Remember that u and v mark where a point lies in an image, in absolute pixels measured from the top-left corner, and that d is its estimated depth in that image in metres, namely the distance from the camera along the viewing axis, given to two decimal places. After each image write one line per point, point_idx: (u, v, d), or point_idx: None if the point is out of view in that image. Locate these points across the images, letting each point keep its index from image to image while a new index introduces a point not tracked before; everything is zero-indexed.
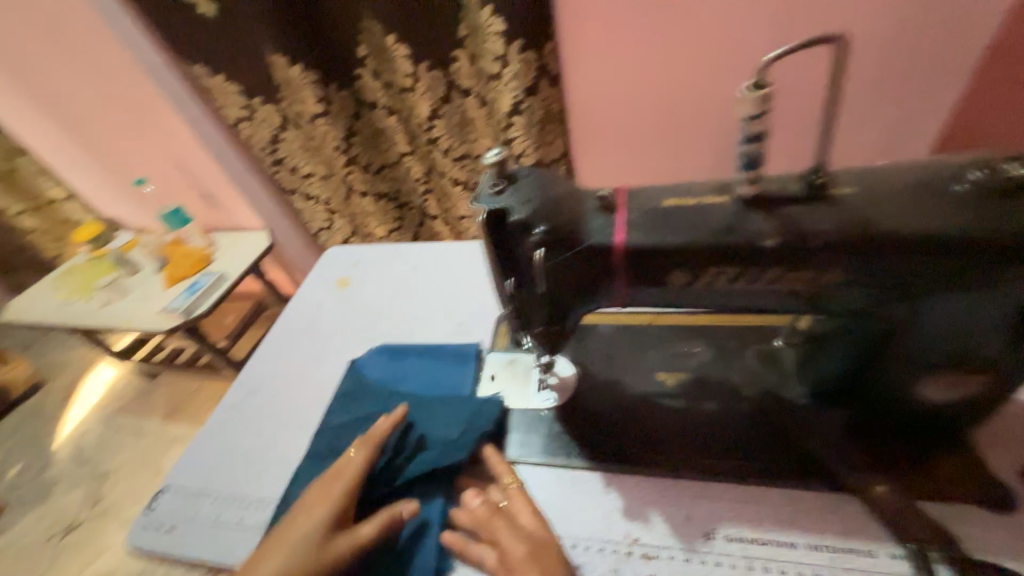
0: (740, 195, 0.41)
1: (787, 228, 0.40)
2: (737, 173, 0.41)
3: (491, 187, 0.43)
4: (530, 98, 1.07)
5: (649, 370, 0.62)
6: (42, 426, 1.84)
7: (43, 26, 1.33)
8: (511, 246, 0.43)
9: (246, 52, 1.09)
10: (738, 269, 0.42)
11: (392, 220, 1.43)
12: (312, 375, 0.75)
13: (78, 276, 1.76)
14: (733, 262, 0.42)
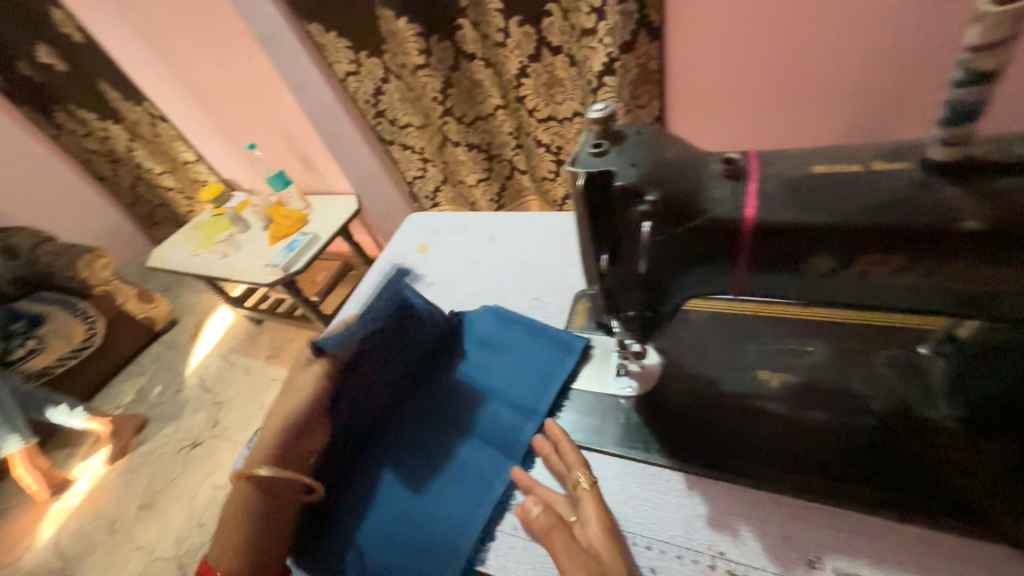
0: (928, 159, 0.32)
1: (996, 207, 0.31)
2: (931, 131, 0.32)
3: (592, 146, 0.38)
4: (625, 56, 1.02)
5: (745, 368, 0.54)
6: (175, 356, 2.17)
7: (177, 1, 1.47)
8: (612, 218, 0.38)
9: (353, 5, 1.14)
10: (891, 257, 0.35)
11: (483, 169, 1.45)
12: None
13: (205, 229, 2.03)
14: (902, 248, 0.34)
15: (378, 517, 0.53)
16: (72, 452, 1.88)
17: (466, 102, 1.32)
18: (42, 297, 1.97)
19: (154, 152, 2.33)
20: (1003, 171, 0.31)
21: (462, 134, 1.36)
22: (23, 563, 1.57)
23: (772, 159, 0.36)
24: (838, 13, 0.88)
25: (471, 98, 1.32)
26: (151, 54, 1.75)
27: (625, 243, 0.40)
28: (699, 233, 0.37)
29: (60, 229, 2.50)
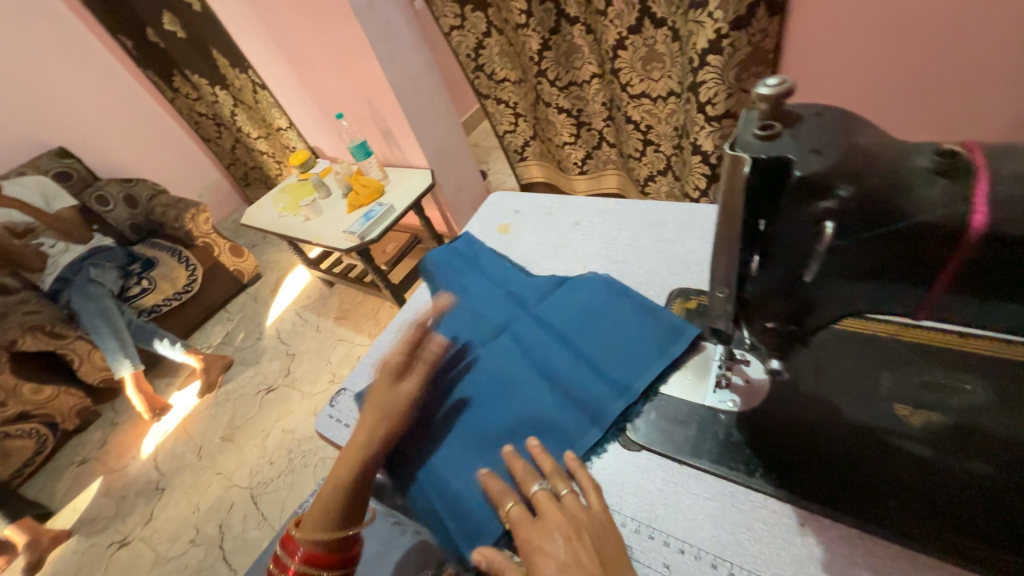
0: None
1: None
2: None
3: (758, 128, 0.31)
4: (737, 31, 0.91)
5: (878, 399, 0.46)
6: (257, 308, 2.37)
7: None
8: (774, 215, 0.32)
9: None
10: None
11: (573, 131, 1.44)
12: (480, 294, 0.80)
13: (290, 193, 2.14)
14: None
15: (461, 443, 0.57)
16: (170, 381, 2.13)
17: (561, 65, 1.29)
18: (155, 244, 2.25)
19: (249, 118, 2.48)
20: None
21: (553, 96, 1.37)
22: (129, 471, 1.81)
23: (1008, 156, 0.29)
24: None
25: (567, 62, 1.28)
26: (256, 23, 1.85)
27: (784, 243, 0.34)
28: (896, 239, 0.31)
29: (172, 183, 2.79)
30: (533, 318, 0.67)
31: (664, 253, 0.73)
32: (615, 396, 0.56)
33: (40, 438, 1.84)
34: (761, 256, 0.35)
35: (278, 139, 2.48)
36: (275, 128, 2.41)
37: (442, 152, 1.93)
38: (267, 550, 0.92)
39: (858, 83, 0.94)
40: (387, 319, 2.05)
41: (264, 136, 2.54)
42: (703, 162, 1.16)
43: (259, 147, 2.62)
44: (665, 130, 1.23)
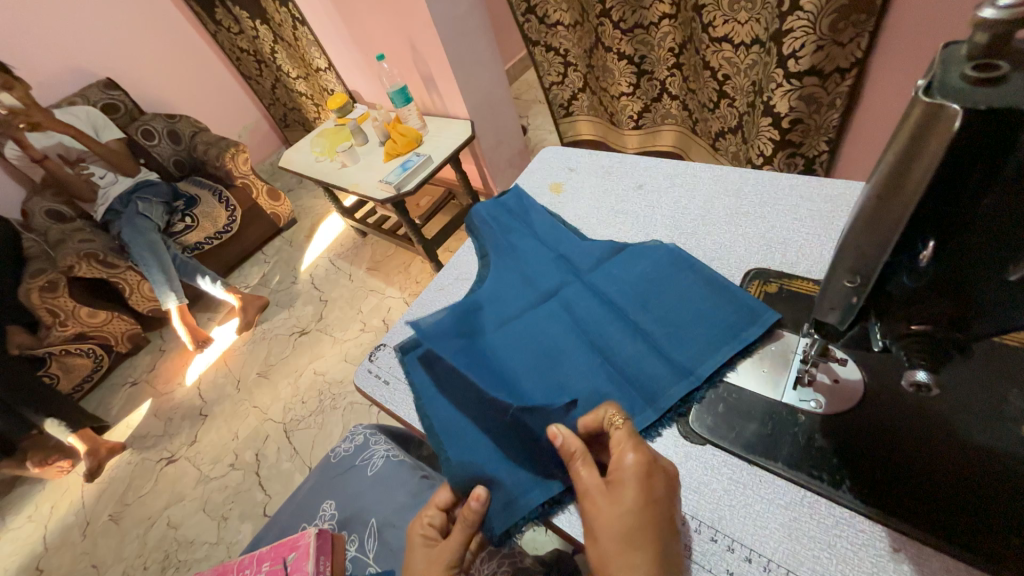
0: None
1: None
2: None
3: (968, 73, 0.22)
4: None
5: (1004, 419, 0.40)
6: (293, 252, 2.40)
7: None
8: (969, 193, 0.24)
9: None
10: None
11: (630, 83, 1.33)
12: None
13: (328, 137, 2.08)
14: None
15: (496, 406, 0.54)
16: (211, 316, 2.22)
17: (628, 4, 1.17)
18: (197, 181, 2.28)
19: (287, 56, 2.39)
20: None
21: (615, 40, 1.25)
22: (175, 396, 1.93)
23: None
24: None
25: (635, 0, 1.16)
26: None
27: (973, 229, 0.26)
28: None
29: (213, 121, 2.79)
30: (587, 286, 0.61)
31: (739, 225, 0.65)
32: (675, 379, 0.50)
33: (95, 358, 1.97)
34: (938, 243, 0.27)
35: (317, 80, 2.39)
36: (314, 68, 2.31)
37: (485, 102, 1.81)
38: (299, 488, 0.95)
39: None
40: (417, 274, 2.04)
41: (302, 77, 2.46)
42: (772, 125, 1.04)
43: (298, 88, 2.54)
44: (743, 82, 1.08)
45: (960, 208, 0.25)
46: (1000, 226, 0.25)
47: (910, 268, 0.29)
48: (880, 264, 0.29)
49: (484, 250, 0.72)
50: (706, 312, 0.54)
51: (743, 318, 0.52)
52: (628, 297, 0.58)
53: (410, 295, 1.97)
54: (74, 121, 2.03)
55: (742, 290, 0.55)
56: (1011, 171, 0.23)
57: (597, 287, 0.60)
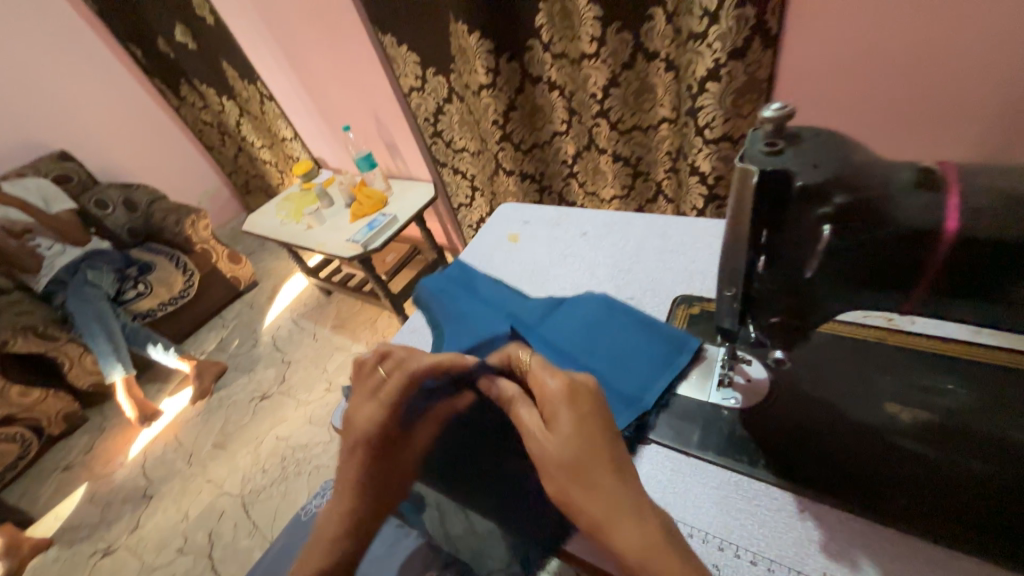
0: None
1: None
2: None
3: (764, 145, 0.34)
4: (733, 62, 0.98)
5: (872, 399, 0.50)
6: (254, 314, 2.36)
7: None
8: (780, 218, 0.34)
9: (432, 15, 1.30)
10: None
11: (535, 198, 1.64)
12: None
13: (293, 201, 2.17)
14: None
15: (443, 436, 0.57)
16: (162, 387, 2.11)
17: (525, 128, 1.46)
18: (154, 248, 2.27)
19: (253, 127, 2.50)
20: None
21: (518, 159, 1.53)
22: (116, 477, 1.78)
23: (981, 171, 0.30)
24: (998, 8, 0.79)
25: (531, 123, 1.45)
26: (264, 33, 1.84)
27: (789, 245, 0.35)
28: (887, 244, 0.33)
29: (170, 189, 2.81)
30: (538, 335, 0.70)
31: (667, 260, 0.78)
32: (622, 408, 0.57)
33: (23, 442, 1.80)
34: (767, 258, 0.37)
35: (282, 149, 2.51)
36: (280, 138, 2.43)
37: None
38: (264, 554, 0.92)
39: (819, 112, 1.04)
40: (384, 328, 2.07)
41: (268, 146, 2.57)
42: (700, 182, 1.24)
43: (263, 156, 2.65)
44: (659, 157, 1.33)
45: (768, 235, 0.35)
46: (800, 246, 0.35)
47: (757, 276, 0.38)
48: (742, 274, 0.38)
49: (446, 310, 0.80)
50: (645, 350, 0.63)
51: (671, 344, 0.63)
52: (575, 340, 0.67)
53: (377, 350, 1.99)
54: (25, 194, 2.01)
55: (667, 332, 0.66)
56: (793, 205, 0.33)
57: (549, 333, 0.70)
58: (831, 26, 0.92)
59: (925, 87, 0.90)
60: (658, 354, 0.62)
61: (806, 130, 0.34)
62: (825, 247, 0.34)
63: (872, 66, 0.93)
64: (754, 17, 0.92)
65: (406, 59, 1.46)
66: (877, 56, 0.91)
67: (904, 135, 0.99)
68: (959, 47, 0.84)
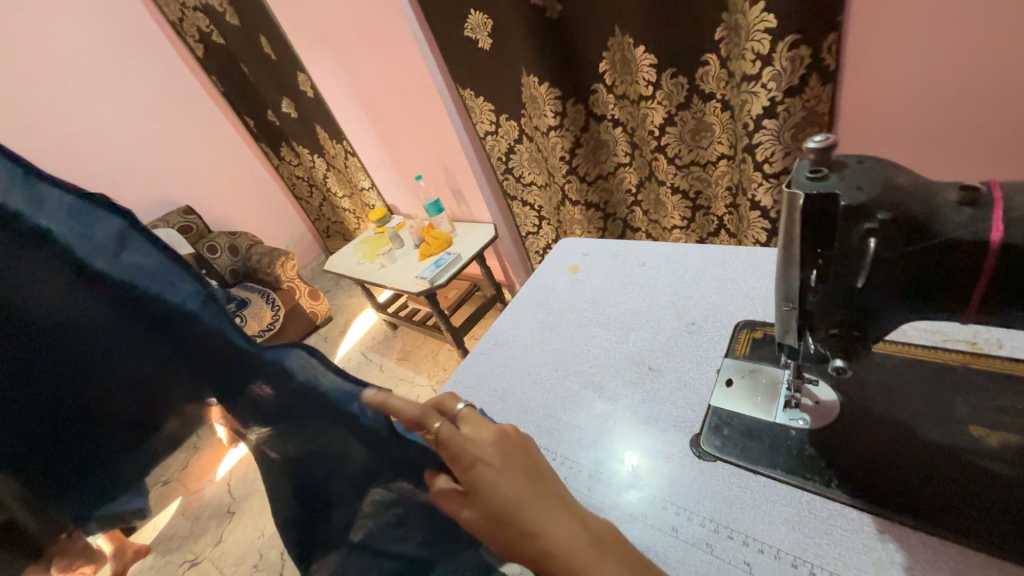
0: None
1: None
2: None
3: (809, 172, 0.39)
4: (790, 99, 1.02)
5: (954, 420, 0.49)
6: (329, 346, 2.58)
7: (380, 67, 1.82)
8: (830, 236, 0.38)
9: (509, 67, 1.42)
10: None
11: (597, 226, 1.70)
12: (553, 335, 0.87)
13: (369, 244, 2.42)
14: None
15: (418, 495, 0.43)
16: None
17: (591, 161, 1.55)
18: (250, 287, 2.58)
19: (338, 180, 2.84)
20: None
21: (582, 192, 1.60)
22: None
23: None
24: None
25: (597, 156, 1.54)
26: (352, 101, 2.14)
27: (841, 260, 0.39)
28: (935, 254, 0.35)
29: (264, 235, 3.18)
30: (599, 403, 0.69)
31: (728, 288, 0.80)
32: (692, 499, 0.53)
33: None
34: (819, 273, 0.40)
35: (360, 198, 2.83)
36: (359, 188, 2.75)
37: None
38: None
39: (886, 138, 1.04)
40: (445, 360, 2.18)
41: (348, 195, 2.90)
42: (762, 217, 1.26)
43: (344, 204, 2.98)
44: (718, 191, 1.37)
45: (823, 251, 0.39)
46: (854, 257, 0.38)
47: (811, 289, 0.42)
48: (796, 290, 0.42)
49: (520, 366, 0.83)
50: (716, 423, 0.60)
51: (732, 369, 0.65)
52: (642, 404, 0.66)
53: (438, 382, 2.09)
54: None
55: (728, 356, 0.67)
56: (841, 223, 0.37)
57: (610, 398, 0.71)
58: (896, 57, 0.94)
59: (1001, 108, 0.90)
60: (722, 380, 0.64)
61: (849, 159, 0.39)
62: (870, 259, 0.36)
63: (942, 93, 0.94)
64: (807, 57, 0.96)
65: (483, 107, 1.58)
66: (949, 83, 0.92)
67: (983, 154, 0.97)
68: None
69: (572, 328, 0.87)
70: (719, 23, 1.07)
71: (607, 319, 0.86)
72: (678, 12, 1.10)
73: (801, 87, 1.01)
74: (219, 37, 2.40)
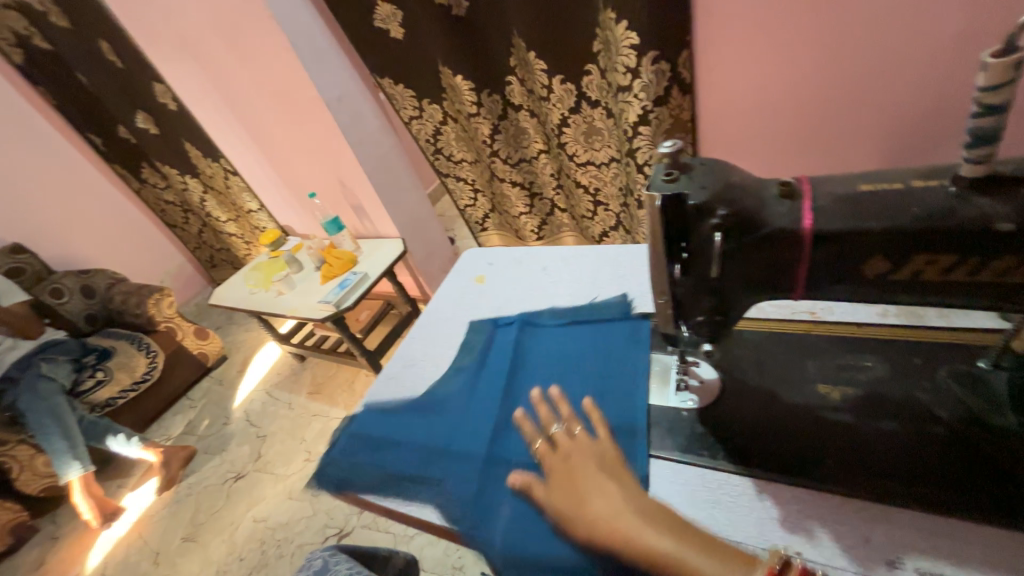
0: (962, 177, 0.34)
1: None
2: None
3: (664, 174, 0.42)
4: (659, 108, 1.13)
5: (806, 382, 0.57)
6: (224, 391, 2.26)
7: (255, 73, 1.65)
8: (685, 233, 0.41)
9: (421, 60, 1.40)
10: (957, 259, 0.36)
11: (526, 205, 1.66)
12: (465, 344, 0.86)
13: (262, 270, 2.19)
14: (970, 252, 0.35)
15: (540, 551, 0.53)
16: (122, 483, 1.96)
17: (511, 146, 1.53)
18: (111, 333, 2.14)
19: (218, 203, 2.54)
20: None
21: (507, 172, 1.59)
22: None
23: (825, 181, 0.39)
24: (863, 51, 0.94)
25: (516, 142, 1.52)
26: (226, 114, 1.92)
27: (702, 250, 0.42)
28: (762, 245, 0.40)
29: (129, 271, 2.70)
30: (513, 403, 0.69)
31: (620, 286, 0.85)
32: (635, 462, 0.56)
33: None
34: (681, 267, 0.44)
35: (248, 221, 2.55)
36: (245, 211, 2.49)
37: (412, 221, 2.03)
38: None
39: (745, 140, 1.16)
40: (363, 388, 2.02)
41: (233, 219, 2.60)
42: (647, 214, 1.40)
43: (229, 229, 2.66)
44: (612, 191, 1.47)
45: (686, 245, 0.42)
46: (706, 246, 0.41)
47: (675, 282, 0.45)
48: (667, 283, 0.45)
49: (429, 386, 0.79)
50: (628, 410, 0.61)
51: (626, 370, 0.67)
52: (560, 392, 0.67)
53: None
54: None
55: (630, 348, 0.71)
56: (690, 219, 0.40)
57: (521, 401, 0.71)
58: (741, 67, 1.06)
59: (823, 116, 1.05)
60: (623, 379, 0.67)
61: (695, 161, 0.43)
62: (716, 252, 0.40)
63: (782, 103, 1.07)
64: (668, 71, 1.08)
65: (404, 94, 1.48)
66: (786, 93, 1.05)
67: (817, 155, 1.11)
68: (844, 85, 0.99)
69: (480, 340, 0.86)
70: (596, 38, 1.15)
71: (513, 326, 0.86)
72: (560, 20, 1.16)
73: (667, 97, 1.12)
74: (45, 41, 2.01)
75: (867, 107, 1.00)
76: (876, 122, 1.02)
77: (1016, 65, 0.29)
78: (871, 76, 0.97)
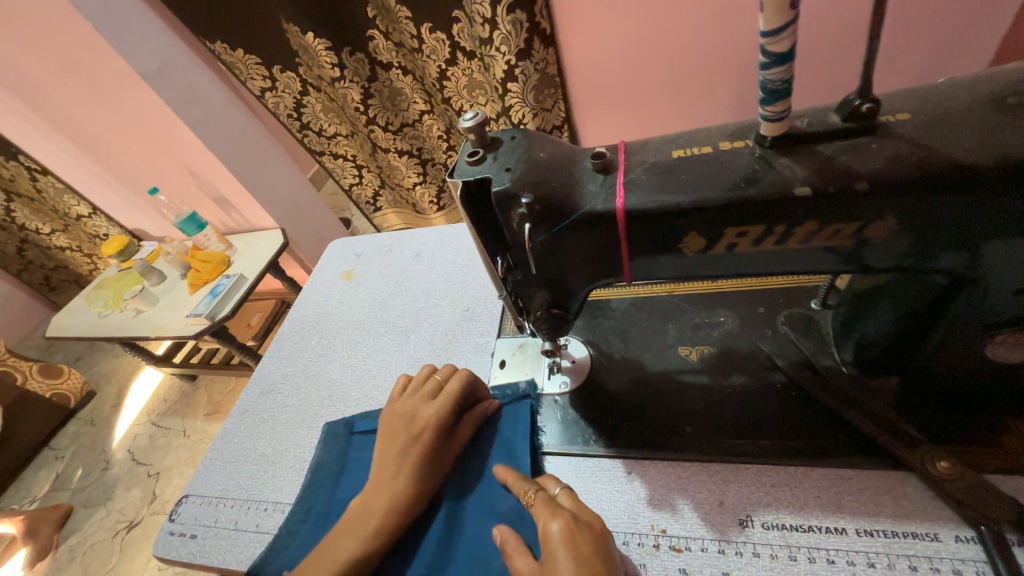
0: (761, 141, 0.33)
1: (892, 158, 0.31)
2: (837, 107, 0.33)
3: (469, 154, 0.38)
4: (523, 62, 1.04)
5: (668, 347, 0.56)
6: (97, 433, 1.84)
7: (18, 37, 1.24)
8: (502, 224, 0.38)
9: (260, 16, 1.13)
10: (765, 228, 0.34)
11: (418, 173, 1.51)
12: (334, 357, 0.75)
13: (110, 287, 1.75)
14: (772, 219, 0.34)
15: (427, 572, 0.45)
16: None
17: (388, 109, 1.36)
18: None
19: (31, 211, 2.02)
20: (841, 134, 0.32)
21: (389, 141, 1.41)
22: None
23: (638, 150, 0.37)
24: None
25: (393, 105, 1.35)
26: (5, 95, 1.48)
27: (518, 245, 0.39)
28: (572, 230, 0.37)
29: None
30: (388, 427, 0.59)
31: None
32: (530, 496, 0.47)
33: None
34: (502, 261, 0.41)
35: (81, 229, 2.08)
36: (72, 216, 2.01)
37: (291, 209, 1.70)
38: None
39: (621, 89, 1.13)
40: None
41: (60, 229, 2.10)
42: None
43: (57, 242, 2.16)
44: None
45: (502, 235, 0.40)
46: (518, 240, 0.39)
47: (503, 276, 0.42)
48: (498, 276, 0.42)
49: (299, 413, 0.69)
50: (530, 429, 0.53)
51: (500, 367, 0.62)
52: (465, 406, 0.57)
53: None
54: None
55: (500, 337, 0.66)
56: (499, 208, 0.37)
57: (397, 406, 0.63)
58: (604, 11, 1.00)
59: (685, 61, 1.04)
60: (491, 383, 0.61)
61: (503, 135, 0.39)
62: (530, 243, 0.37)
63: (649, 47, 1.03)
64: (526, 21, 0.98)
65: (247, 62, 1.19)
66: (650, 37, 1.02)
67: (686, 101, 1.12)
68: (698, 26, 0.98)
69: (352, 347, 0.76)
70: None
71: (388, 325, 0.77)
72: None
73: (530, 49, 1.03)
74: None
75: (720, 50, 1.01)
76: (733, 61, 1.02)
77: (794, 1, 0.25)
78: (721, 15, 0.96)
